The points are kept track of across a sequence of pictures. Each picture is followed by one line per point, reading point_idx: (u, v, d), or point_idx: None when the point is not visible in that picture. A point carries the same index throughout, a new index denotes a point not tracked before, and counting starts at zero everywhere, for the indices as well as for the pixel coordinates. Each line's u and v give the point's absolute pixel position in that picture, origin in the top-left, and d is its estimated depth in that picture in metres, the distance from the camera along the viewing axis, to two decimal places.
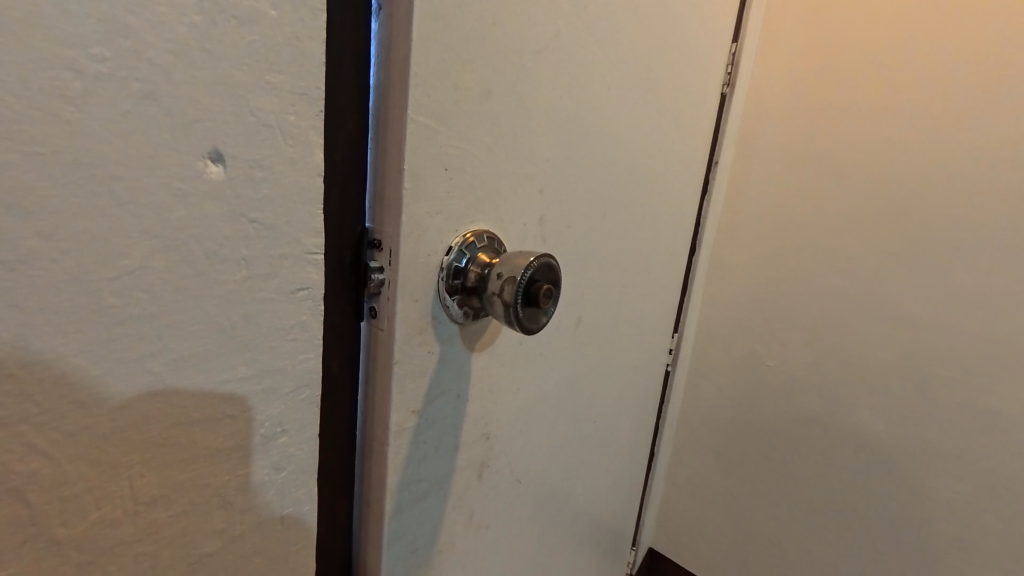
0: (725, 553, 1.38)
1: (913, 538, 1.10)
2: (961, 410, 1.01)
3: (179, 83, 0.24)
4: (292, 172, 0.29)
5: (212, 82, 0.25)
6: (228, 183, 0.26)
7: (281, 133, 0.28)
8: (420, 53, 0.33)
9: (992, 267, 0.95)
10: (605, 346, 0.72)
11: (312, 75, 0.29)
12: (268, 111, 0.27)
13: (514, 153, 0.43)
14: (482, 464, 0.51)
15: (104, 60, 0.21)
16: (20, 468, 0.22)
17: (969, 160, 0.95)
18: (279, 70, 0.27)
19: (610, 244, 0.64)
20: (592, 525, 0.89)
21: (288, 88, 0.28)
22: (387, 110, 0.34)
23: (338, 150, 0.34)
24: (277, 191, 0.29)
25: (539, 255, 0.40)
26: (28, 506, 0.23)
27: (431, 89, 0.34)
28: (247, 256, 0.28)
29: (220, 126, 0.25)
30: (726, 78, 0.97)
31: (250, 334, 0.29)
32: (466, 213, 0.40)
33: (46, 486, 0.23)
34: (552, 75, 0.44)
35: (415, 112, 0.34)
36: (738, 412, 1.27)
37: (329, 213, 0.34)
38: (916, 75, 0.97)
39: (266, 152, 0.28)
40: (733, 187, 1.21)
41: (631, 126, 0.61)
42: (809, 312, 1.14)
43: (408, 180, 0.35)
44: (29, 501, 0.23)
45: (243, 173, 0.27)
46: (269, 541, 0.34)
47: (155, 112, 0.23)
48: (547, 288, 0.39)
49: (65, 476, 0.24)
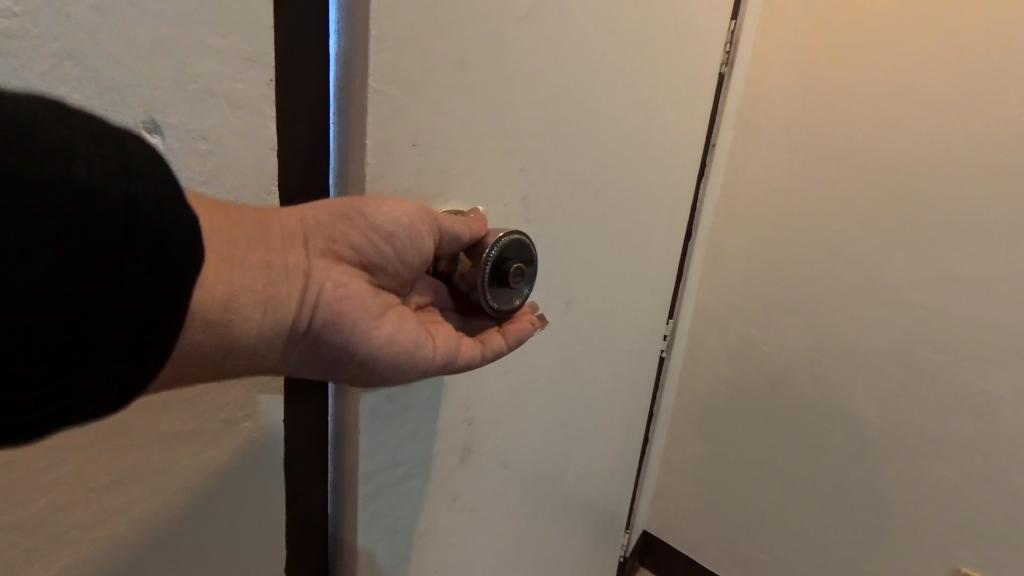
0: (717, 535, 1.39)
1: (904, 521, 1.11)
2: (957, 395, 1.00)
3: (105, 43, 0.23)
4: (241, 142, 0.29)
5: (148, 44, 0.24)
6: (170, 152, 0.27)
7: (229, 101, 0.28)
8: (383, 16, 0.31)
9: (995, 251, 0.93)
10: (596, 330, 0.71)
11: (259, 42, 0.28)
12: (214, 77, 0.27)
13: (495, 128, 0.41)
14: (465, 448, 0.51)
15: (15, 14, 0.21)
16: (417, 223, 0.35)
17: (974, 141, 0.92)
18: (223, 33, 0.27)
19: (601, 226, 0.63)
20: (584, 508, 0.89)
21: (235, 52, 0.27)
22: (352, 79, 0.32)
23: (302, 121, 0.32)
24: (226, 163, 0.29)
25: (510, 232, 0.39)
26: (432, 225, 0.36)
27: (398, 55, 0.32)
28: None
29: (158, 92, 0.25)
30: (725, 55, 0.95)
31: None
32: (439, 185, 0.38)
33: (438, 222, 0.36)
34: (537, 46, 0.43)
35: (378, 79, 0.32)
36: (732, 395, 1.28)
37: (291, 189, 0.33)
38: (922, 49, 0.94)
39: (212, 121, 0.28)
40: (731, 170, 1.18)
41: (624, 100, 0.59)
42: (806, 296, 1.13)
43: (373, 154, 0.33)
44: (436, 226, 0.36)
45: (189, 143, 0.27)
46: (497, 344, 0.41)
47: (79, 76, 0.23)
48: (519, 266, 0.39)
49: (438, 230, 0.36)
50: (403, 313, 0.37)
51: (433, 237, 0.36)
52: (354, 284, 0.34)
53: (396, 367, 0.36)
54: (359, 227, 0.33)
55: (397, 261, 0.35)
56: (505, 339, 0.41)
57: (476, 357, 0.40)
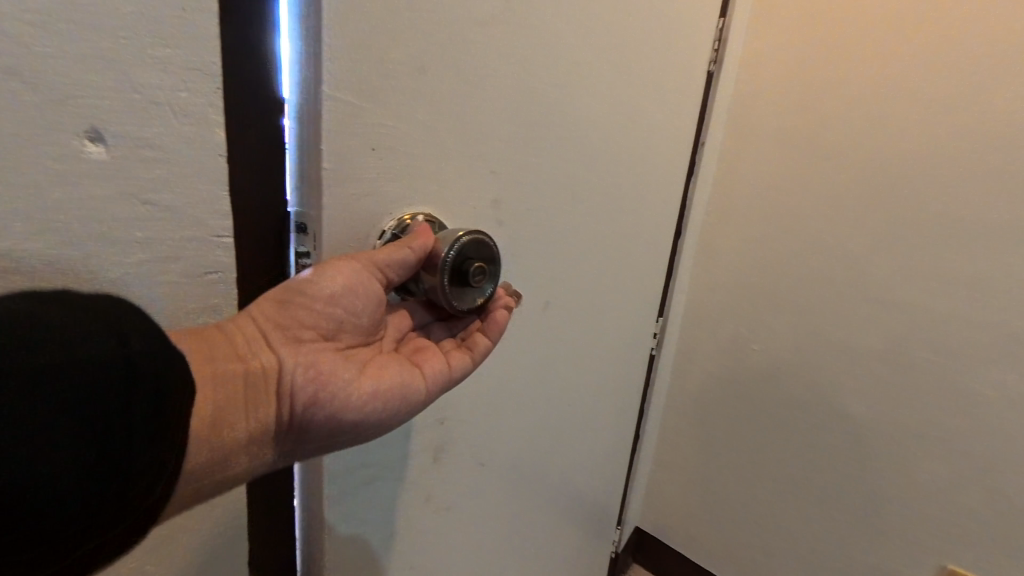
0: (707, 532, 1.40)
1: (891, 518, 1.12)
2: (943, 393, 1.01)
3: (43, 55, 0.24)
4: (188, 150, 0.30)
5: (88, 57, 0.25)
6: (113, 161, 0.27)
7: (173, 110, 0.29)
8: (335, 24, 0.31)
9: (980, 250, 0.94)
10: (579, 329, 0.72)
11: (205, 50, 0.29)
12: (156, 87, 0.28)
13: (462, 133, 0.42)
14: (438, 448, 0.51)
15: None
16: (354, 275, 0.36)
17: (959, 140, 0.92)
18: (166, 44, 0.27)
19: (581, 226, 0.63)
20: (571, 506, 0.90)
21: (178, 62, 0.28)
22: (305, 86, 0.33)
23: (255, 128, 0.33)
24: (174, 170, 0.30)
25: (466, 232, 0.39)
26: (373, 269, 0.37)
27: (354, 60, 0.33)
28: (141, 239, 0.29)
29: (99, 103, 0.26)
30: (714, 54, 0.95)
31: (151, 310, 0.32)
32: (400, 188, 0.39)
33: (378, 262, 0.37)
34: (507, 50, 0.43)
35: (332, 86, 0.32)
36: (721, 393, 1.28)
37: (246, 193, 0.34)
38: (907, 48, 0.94)
39: (157, 130, 0.28)
40: (722, 169, 1.18)
41: (604, 101, 0.59)
42: (795, 295, 1.14)
43: (329, 159, 0.34)
44: (378, 269, 0.37)
45: (133, 152, 0.28)
46: (482, 344, 0.44)
47: (20, 87, 0.24)
48: (478, 265, 0.39)
49: (380, 271, 0.37)
50: (380, 360, 0.40)
51: (378, 285, 0.38)
52: (322, 355, 0.38)
53: (391, 415, 0.40)
54: (303, 305, 0.36)
55: (351, 319, 0.38)
56: (488, 339, 0.44)
57: (463, 370, 0.44)
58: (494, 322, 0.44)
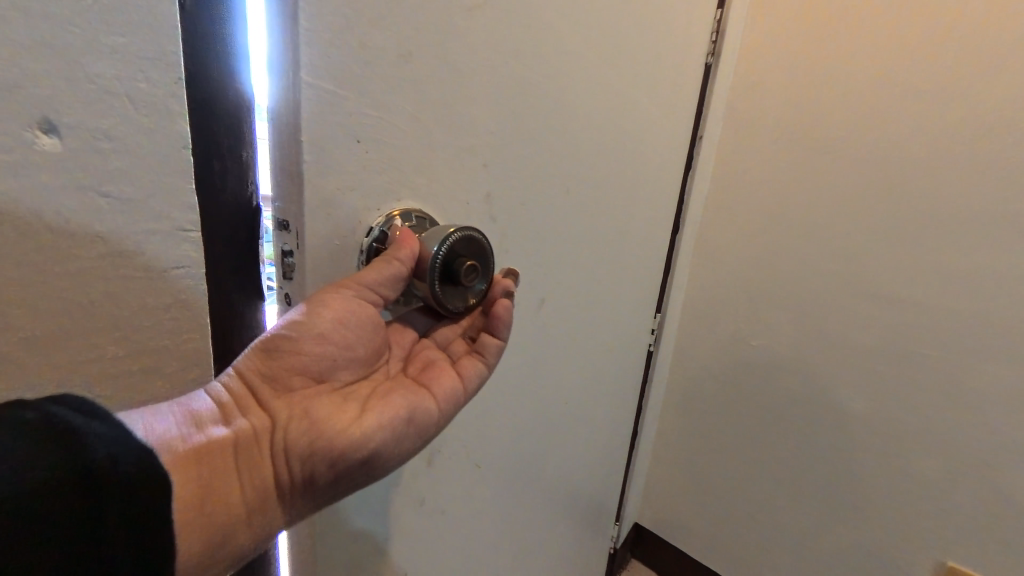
0: (705, 527, 1.40)
1: (889, 513, 1.11)
2: (942, 388, 1.00)
3: None
4: (149, 142, 0.28)
5: (38, 45, 0.24)
6: (69, 153, 0.26)
7: (130, 102, 0.27)
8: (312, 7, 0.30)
9: (980, 243, 0.92)
10: (575, 325, 0.71)
11: (163, 38, 0.27)
12: (111, 77, 0.26)
13: (449, 124, 0.40)
14: (431, 451, 0.50)
15: None
16: (341, 304, 0.36)
17: (959, 131, 0.90)
18: (121, 34, 0.26)
19: (576, 220, 0.62)
20: (569, 503, 0.89)
21: (134, 54, 0.27)
22: (279, 73, 0.31)
23: (219, 121, 0.32)
24: (134, 163, 0.28)
25: (456, 229, 0.37)
26: (361, 292, 0.37)
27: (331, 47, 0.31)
28: (102, 233, 0.28)
29: (49, 93, 0.24)
30: (711, 45, 0.93)
31: (120, 315, 0.30)
32: (382, 182, 0.37)
33: (366, 281, 0.36)
34: (495, 36, 0.42)
35: (311, 74, 0.31)
36: (719, 388, 1.28)
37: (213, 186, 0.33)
38: (907, 37, 0.92)
39: (113, 122, 0.27)
40: (720, 162, 1.17)
41: (598, 89, 0.58)
42: (794, 289, 1.12)
43: (308, 152, 0.32)
44: (367, 291, 0.37)
45: (89, 144, 0.26)
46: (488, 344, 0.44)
47: None
48: (469, 263, 0.38)
49: (368, 294, 0.37)
50: (382, 388, 0.40)
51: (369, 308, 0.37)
52: (320, 395, 0.37)
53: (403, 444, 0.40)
54: (289, 353, 0.36)
55: (343, 353, 0.38)
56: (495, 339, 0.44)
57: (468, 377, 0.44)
58: (497, 317, 0.43)
